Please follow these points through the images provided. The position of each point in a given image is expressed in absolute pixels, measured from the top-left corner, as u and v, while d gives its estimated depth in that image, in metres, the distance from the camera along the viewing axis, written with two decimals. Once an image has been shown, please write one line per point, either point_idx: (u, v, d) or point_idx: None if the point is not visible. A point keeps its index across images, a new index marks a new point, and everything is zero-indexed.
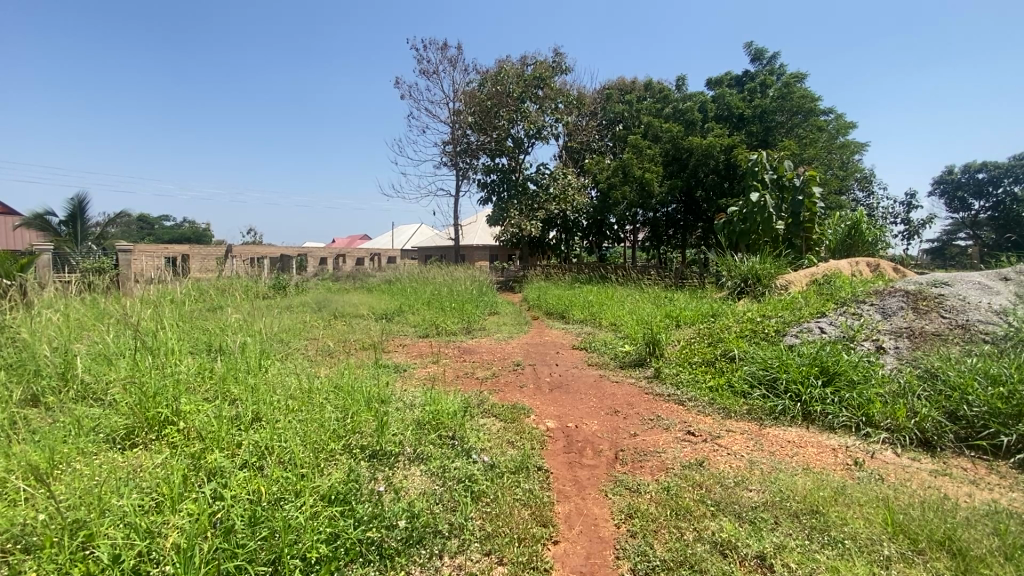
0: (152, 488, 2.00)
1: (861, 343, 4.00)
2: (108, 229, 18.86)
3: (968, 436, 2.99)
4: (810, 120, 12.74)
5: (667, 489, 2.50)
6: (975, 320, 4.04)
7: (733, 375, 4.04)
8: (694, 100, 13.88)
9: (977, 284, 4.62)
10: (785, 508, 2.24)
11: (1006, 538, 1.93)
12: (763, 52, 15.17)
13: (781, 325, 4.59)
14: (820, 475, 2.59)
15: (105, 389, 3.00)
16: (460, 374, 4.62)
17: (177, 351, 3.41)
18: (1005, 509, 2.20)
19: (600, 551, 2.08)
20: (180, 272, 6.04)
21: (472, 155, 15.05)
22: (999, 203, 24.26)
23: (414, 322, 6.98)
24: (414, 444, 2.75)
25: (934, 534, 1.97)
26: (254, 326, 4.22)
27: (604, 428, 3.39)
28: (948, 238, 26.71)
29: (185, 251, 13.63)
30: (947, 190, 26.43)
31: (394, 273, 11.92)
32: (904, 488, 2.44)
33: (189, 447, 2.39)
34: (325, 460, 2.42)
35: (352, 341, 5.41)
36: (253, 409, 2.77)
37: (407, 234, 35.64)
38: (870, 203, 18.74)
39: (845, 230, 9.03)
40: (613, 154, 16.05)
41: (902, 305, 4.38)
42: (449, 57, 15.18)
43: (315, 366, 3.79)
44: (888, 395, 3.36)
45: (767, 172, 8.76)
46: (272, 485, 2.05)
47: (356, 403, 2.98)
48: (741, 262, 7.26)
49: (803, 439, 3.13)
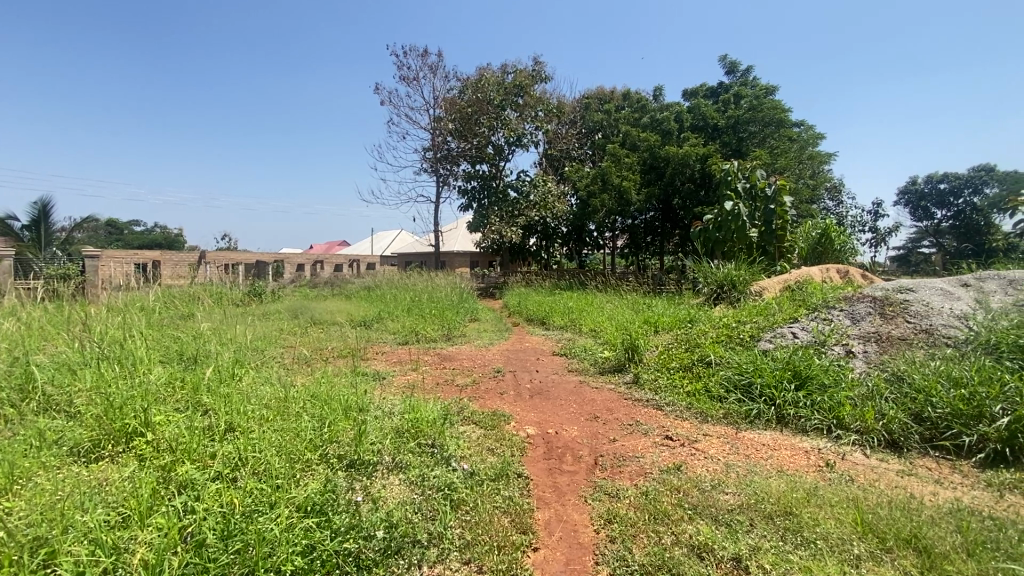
0: (118, 503, 1.94)
1: (831, 347, 4.12)
2: (73, 233, 18.06)
3: (932, 436, 3.10)
4: (781, 130, 13.06)
5: (646, 494, 2.52)
6: (937, 325, 4.19)
7: (710, 380, 4.11)
8: (671, 110, 14.12)
9: (938, 289, 4.80)
10: (760, 511, 2.28)
11: (968, 535, 2.00)
12: (737, 64, 15.54)
13: (755, 330, 4.69)
14: (793, 477, 2.65)
15: (69, 400, 2.89)
16: (439, 381, 4.59)
17: (146, 361, 3.29)
18: (969, 507, 2.28)
19: (580, 557, 2.09)
20: (151, 279, 5.88)
21: (453, 163, 15.06)
22: (960, 213, 25.27)
23: (393, 329, 6.90)
24: (393, 453, 2.72)
25: (901, 532, 2.03)
26: (227, 335, 4.16)
27: (584, 434, 3.41)
28: (912, 246, 27.72)
29: (157, 256, 13.27)
30: (911, 200, 27.38)
31: (374, 280, 11.73)
32: (873, 488, 2.52)
33: (157, 460, 2.32)
34: (301, 470, 2.37)
35: (328, 349, 5.34)
36: (226, 419, 2.71)
37: (387, 241, 35.31)
38: (839, 212, 19.32)
39: (816, 238, 9.30)
40: (592, 162, 16.26)
41: (869, 311, 4.55)
42: (430, 64, 15.03)
43: (290, 375, 3.72)
44: (857, 398, 3.46)
45: (739, 181, 8.97)
46: (246, 497, 2.00)
47: (334, 411, 2.96)
48: (717, 269, 7.42)
49: (777, 442, 3.20)
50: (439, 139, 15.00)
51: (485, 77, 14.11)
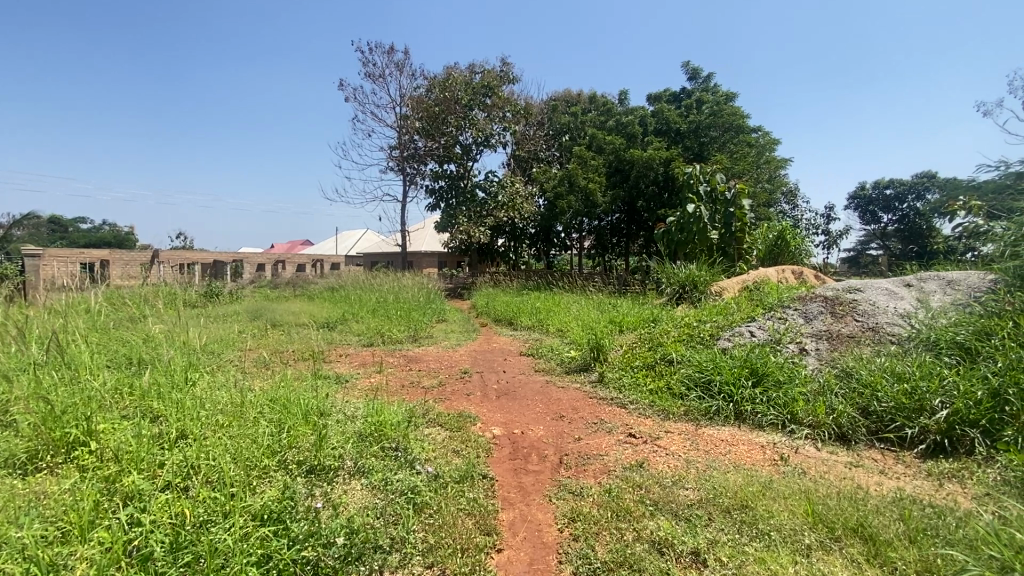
0: (57, 518, 1.83)
1: (786, 345, 4.29)
2: (11, 230, 16.89)
3: (878, 429, 3.26)
4: (740, 136, 13.51)
5: (609, 492, 2.56)
6: (883, 323, 4.42)
7: (671, 378, 4.21)
8: (635, 114, 14.39)
9: (884, 289, 5.06)
10: (718, 505, 2.35)
11: (909, 523, 2.11)
12: (699, 71, 15.97)
13: (715, 329, 4.83)
14: (750, 471, 2.75)
15: (4, 408, 2.71)
16: (405, 383, 4.53)
17: (91, 366, 3.12)
18: (910, 496, 2.41)
19: (543, 557, 2.09)
20: (97, 279, 5.56)
21: (420, 162, 14.88)
22: (905, 217, 26.70)
23: (357, 331, 6.78)
24: (355, 457, 2.67)
25: (848, 521, 2.12)
26: (181, 337, 3.98)
27: (549, 434, 3.43)
28: (862, 248, 29.09)
29: (104, 255, 12.57)
30: (860, 205, 28.74)
31: (338, 280, 11.47)
32: (823, 480, 2.63)
33: (101, 470, 2.19)
34: (258, 477, 2.30)
35: (290, 352, 5.19)
36: (178, 426, 2.60)
37: (351, 241, 34.56)
38: (795, 215, 20.12)
39: (772, 240, 9.63)
40: (559, 163, 16.39)
41: (821, 310, 4.76)
42: (397, 61, 14.79)
43: (248, 379, 3.59)
44: (810, 393, 3.62)
45: (701, 185, 9.23)
46: (198, 507, 1.92)
47: (293, 416, 2.87)
48: (679, 269, 7.61)
49: (735, 438, 3.31)
50: (406, 138, 14.80)
51: (452, 76, 14.01)
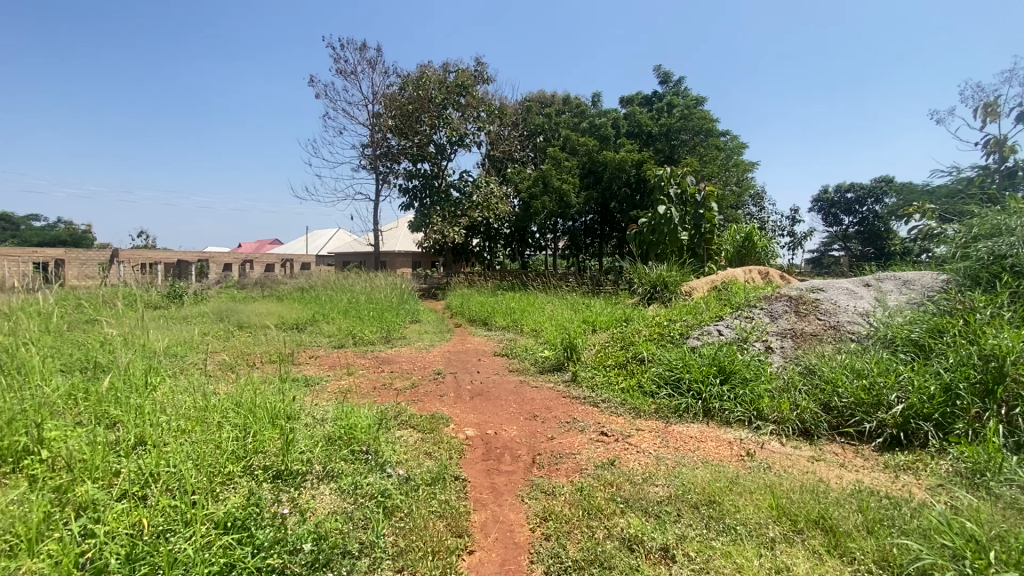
0: (3, 531, 1.73)
1: (753, 344, 4.40)
2: None
3: (839, 424, 3.38)
4: (710, 140, 13.81)
5: (581, 490, 2.58)
6: (843, 321, 4.59)
7: (643, 377, 4.27)
8: (608, 117, 14.55)
9: (845, 289, 5.25)
10: (686, 501, 2.39)
11: (867, 514, 2.20)
12: (670, 75, 16.26)
13: (685, 328, 4.92)
14: (717, 467, 2.81)
15: None
16: (376, 385, 4.46)
17: (41, 371, 2.95)
18: (868, 488, 2.51)
19: (515, 557, 2.10)
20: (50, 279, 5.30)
21: (393, 161, 14.68)
22: (864, 220, 27.73)
23: (328, 332, 6.64)
24: (324, 461, 2.62)
25: (810, 514, 2.19)
26: (139, 340, 3.82)
27: (522, 434, 3.44)
28: (825, 250, 30.08)
29: (58, 254, 11.98)
30: (823, 208, 29.72)
31: (308, 281, 11.21)
32: (786, 474, 2.72)
33: (52, 479, 2.09)
34: (221, 484, 2.23)
35: (257, 355, 5.04)
36: (136, 432, 2.50)
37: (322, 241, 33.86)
38: (761, 217, 20.67)
39: (740, 242, 9.86)
40: (533, 164, 16.44)
41: (786, 309, 4.91)
42: (370, 58, 14.58)
43: (212, 383, 3.47)
44: (775, 390, 3.72)
45: (671, 186, 9.34)
46: (157, 516, 1.85)
47: (259, 421, 2.79)
48: (651, 270, 7.72)
49: (704, 434, 3.38)
50: (379, 136, 14.58)
51: (426, 75, 13.89)
